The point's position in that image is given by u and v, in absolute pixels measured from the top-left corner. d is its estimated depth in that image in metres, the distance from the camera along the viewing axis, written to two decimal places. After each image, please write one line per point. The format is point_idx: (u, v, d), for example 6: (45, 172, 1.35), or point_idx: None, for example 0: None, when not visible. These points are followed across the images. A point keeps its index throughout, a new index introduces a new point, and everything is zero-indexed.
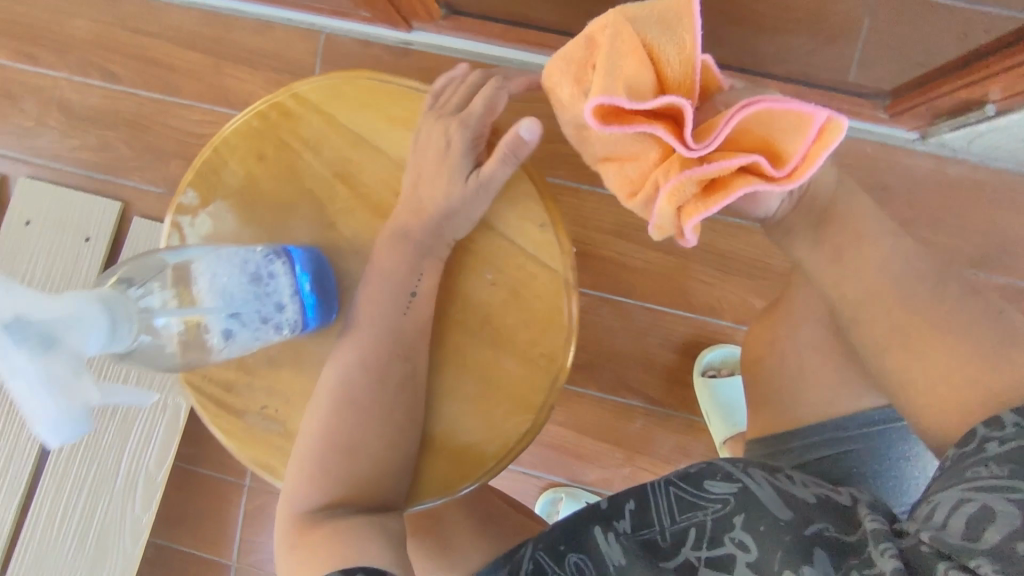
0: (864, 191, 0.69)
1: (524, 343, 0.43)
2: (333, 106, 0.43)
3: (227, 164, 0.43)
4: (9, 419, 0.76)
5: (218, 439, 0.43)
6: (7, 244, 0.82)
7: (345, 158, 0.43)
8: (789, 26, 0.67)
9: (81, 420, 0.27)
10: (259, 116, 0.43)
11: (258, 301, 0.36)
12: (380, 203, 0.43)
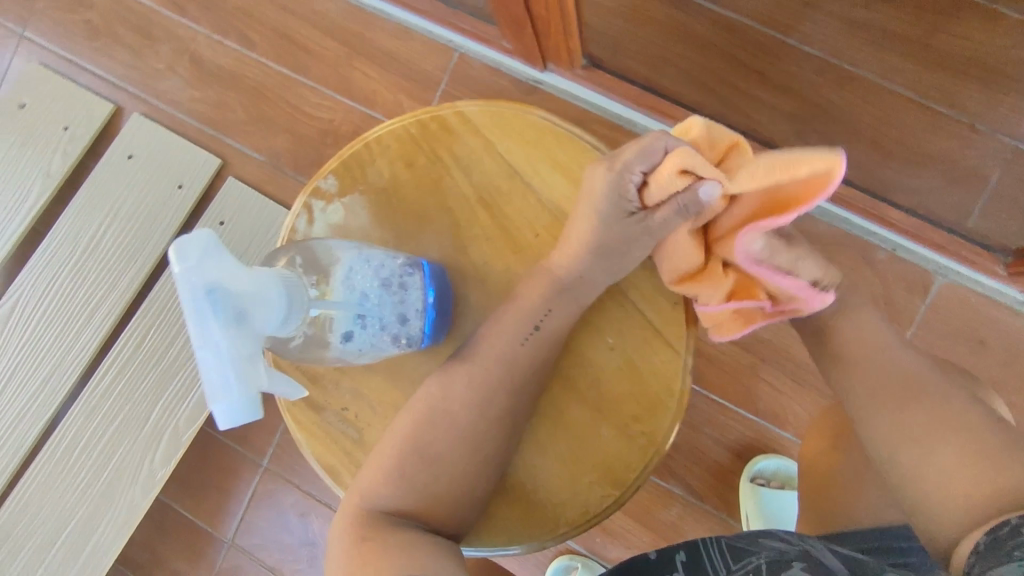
0: (959, 339, 0.67)
1: (622, 417, 0.43)
2: (492, 134, 0.43)
3: (374, 162, 0.44)
4: (61, 342, 0.79)
5: (289, 427, 0.44)
6: (106, 172, 0.84)
7: (490, 185, 0.43)
8: (919, 159, 0.66)
9: (250, 402, 0.31)
10: (418, 124, 0.44)
11: (386, 308, 0.38)
12: (516, 237, 0.43)
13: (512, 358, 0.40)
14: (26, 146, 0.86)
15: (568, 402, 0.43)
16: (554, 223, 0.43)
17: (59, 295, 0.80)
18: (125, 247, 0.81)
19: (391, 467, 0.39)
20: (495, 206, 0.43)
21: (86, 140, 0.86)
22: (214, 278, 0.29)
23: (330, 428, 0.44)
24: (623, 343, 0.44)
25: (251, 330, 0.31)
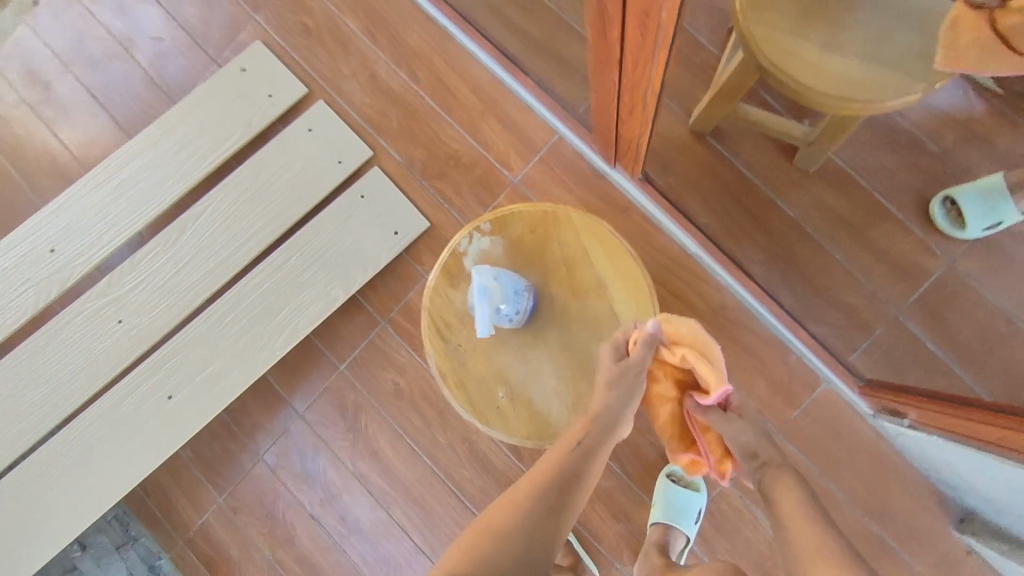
0: (823, 426, 1.03)
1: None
2: (582, 229, 0.76)
3: (513, 222, 0.76)
4: (232, 243, 1.13)
5: (427, 347, 0.77)
6: (292, 138, 1.16)
7: (572, 256, 0.76)
8: (832, 306, 1.03)
9: (485, 329, 0.73)
10: (542, 210, 0.76)
11: (523, 300, 0.73)
12: (578, 289, 0.76)
13: (558, 478, 0.66)
14: (240, 99, 1.18)
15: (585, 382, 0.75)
16: (601, 287, 0.76)
17: (239, 211, 1.14)
18: (292, 194, 1.15)
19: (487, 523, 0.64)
20: (571, 268, 0.76)
21: (280, 107, 1.18)
22: (485, 283, 0.72)
23: (448, 352, 0.76)
24: None
25: (490, 303, 0.72)
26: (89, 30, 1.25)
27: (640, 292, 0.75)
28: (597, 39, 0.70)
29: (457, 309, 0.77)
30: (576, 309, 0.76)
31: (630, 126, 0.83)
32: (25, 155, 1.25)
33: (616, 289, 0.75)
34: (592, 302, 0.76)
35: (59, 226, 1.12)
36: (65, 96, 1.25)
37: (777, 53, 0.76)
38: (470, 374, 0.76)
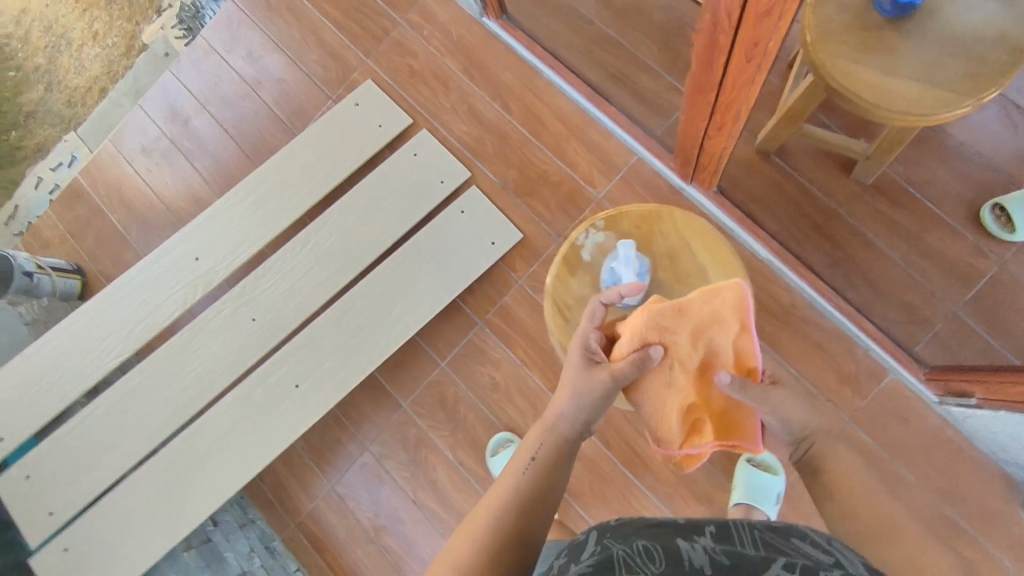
0: (891, 413, 1.13)
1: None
2: (682, 224, 0.89)
3: (622, 219, 0.90)
4: (348, 252, 1.28)
5: (549, 325, 0.89)
6: (400, 161, 1.32)
7: (673, 248, 0.89)
8: (894, 303, 1.14)
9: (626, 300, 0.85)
10: (645, 209, 0.90)
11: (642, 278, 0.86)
12: (680, 274, 0.89)
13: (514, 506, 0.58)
14: (355, 130, 1.35)
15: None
16: (701, 273, 0.88)
17: (357, 223, 1.29)
18: (403, 209, 1.30)
19: (463, 538, 0.55)
20: (673, 257, 0.89)
21: (390, 136, 1.35)
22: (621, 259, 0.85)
23: (568, 331, 0.89)
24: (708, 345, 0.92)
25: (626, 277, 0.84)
26: (224, 75, 1.46)
27: (734, 275, 0.88)
28: (695, 69, 0.83)
29: (576, 295, 0.90)
30: (679, 293, 0.88)
31: (715, 141, 0.96)
32: (168, 184, 1.45)
33: (713, 274, 0.88)
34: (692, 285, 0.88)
35: (207, 235, 1.29)
36: (202, 132, 1.46)
37: (848, 75, 0.89)
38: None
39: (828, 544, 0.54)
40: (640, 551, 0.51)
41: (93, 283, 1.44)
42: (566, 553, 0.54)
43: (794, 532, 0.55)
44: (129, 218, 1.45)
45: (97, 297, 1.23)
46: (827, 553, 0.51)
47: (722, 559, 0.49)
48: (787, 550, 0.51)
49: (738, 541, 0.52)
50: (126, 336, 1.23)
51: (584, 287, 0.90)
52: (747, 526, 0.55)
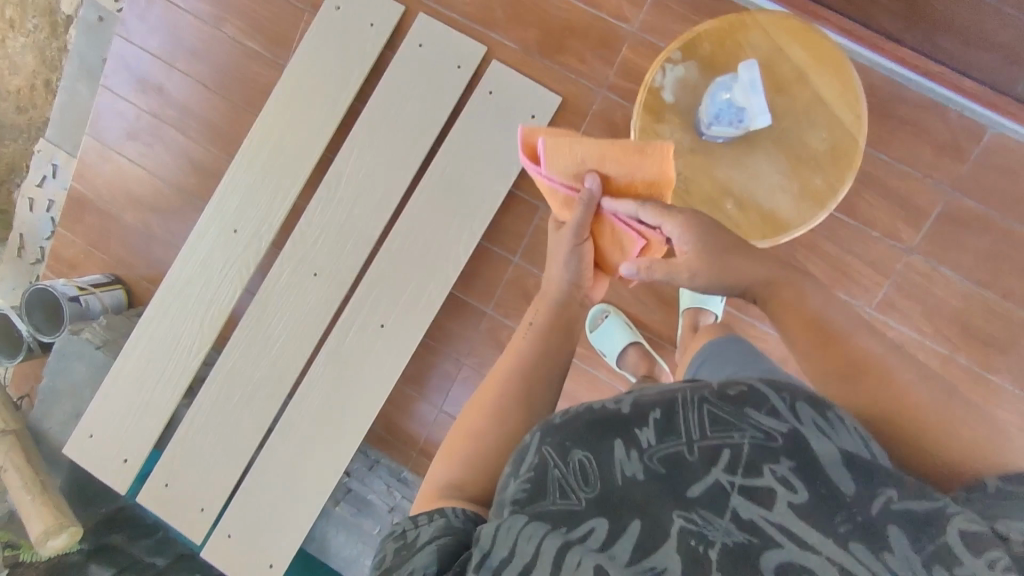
0: (997, 170, 1.05)
1: (834, 175, 0.78)
2: (769, 27, 0.78)
3: (700, 42, 0.80)
4: (386, 174, 1.19)
5: None
6: (407, 57, 1.18)
7: (766, 57, 0.79)
8: (986, 48, 1.02)
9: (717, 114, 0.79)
10: (724, 20, 0.79)
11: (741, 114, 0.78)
12: (778, 86, 0.79)
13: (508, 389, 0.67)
14: (347, 38, 1.21)
15: (807, 166, 0.78)
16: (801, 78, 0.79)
17: (384, 140, 1.19)
18: (427, 111, 1.18)
19: (472, 427, 0.63)
20: (767, 67, 0.79)
21: (387, 34, 1.20)
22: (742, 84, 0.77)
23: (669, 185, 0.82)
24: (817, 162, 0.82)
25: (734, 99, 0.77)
26: (180, 23, 1.29)
27: (840, 69, 0.78)
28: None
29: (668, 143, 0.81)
30: (783, 107, 0.79)
31: None
32: (169, 163, 1.35)
33: (815, 74, 0.78)
34: (795, 94, 0.79)
35: (236, 203, 1.20)
36: (181, 95, 1.32)
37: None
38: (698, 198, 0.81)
39: (787, 407, 0.46)
40: (574, 472, 0.46)
41: (138, 288, 1.39)
42: (511, 457, 0.49)
43: (751, 394, 0.47)
44: (147, 211, 1.37)
45: (156, 298, 1.17)
46: (785, 421, 0.45)
47: (659, 473, 0.45)
48: (736, 431, 0.45)
49: (683, 431, 0.46)
50: (198, 327, 1.17)
51: (673, 130, 0.81)
52: (696, 399, 0.47)
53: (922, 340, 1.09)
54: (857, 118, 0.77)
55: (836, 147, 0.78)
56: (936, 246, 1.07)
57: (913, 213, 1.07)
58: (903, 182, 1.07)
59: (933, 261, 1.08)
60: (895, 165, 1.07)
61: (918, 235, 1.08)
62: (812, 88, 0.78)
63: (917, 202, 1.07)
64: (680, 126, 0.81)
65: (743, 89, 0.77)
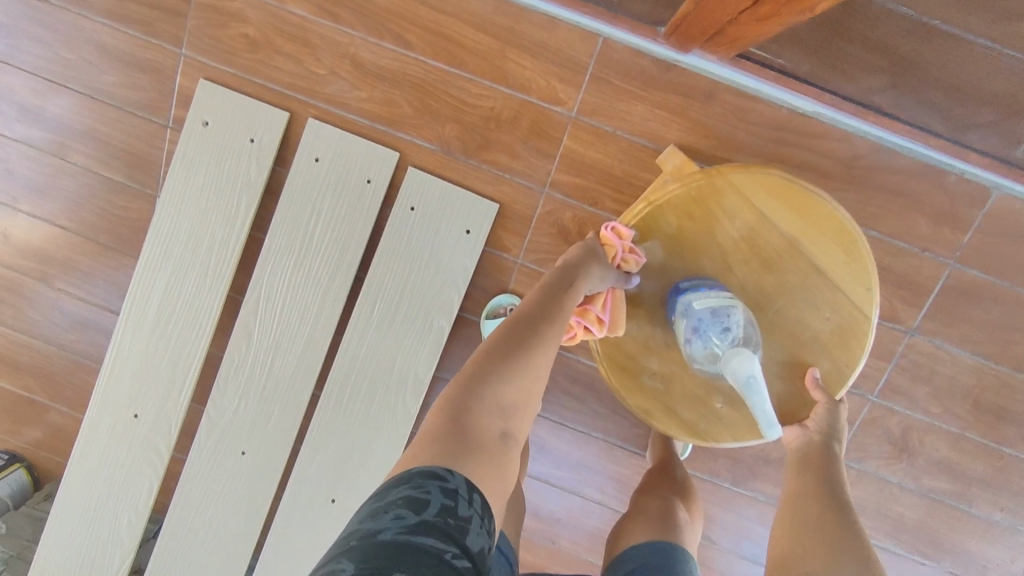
0: (1003, 237, 0.90)
1: (840, 356, 0.82)
2: (744, 190, 0.80)
3: (667, 216, 0.82)
4: (303, 321, 0.98)
5: (614, 380, 0.87)
6: (302, 177, 0.97)
7: (748, 225, 0.81)
8: (983, 100, 0.86)
9: (694, 323, 0.80)
10: (693, 187, 0.81)
11: (699, 344, 0.81)
12: (760, 257, 0.82)
13: (521, 335, 0.67)
14: (221, 160, 0.97)
15: (806, 352, 0.83)
16: (784, 243, 0.81)
17: (293, 282, 0.98)
18: (339, 240, 0.97)
19: (490, 357, 0.65)
20: (751, 236, 0.81)
21: (273, 151, 0.97)
22: (740, 365, 0.76)
23: (642, 379, 0.87)
24: (830, 333, 0.82)
25: (728, 352, 0.78)
26: (11, 156, 1.05)
27: (840, 231, 0.79)
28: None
29: (637, 341, 0.87)
30: (772, 281, 0.82)
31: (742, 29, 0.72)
32: (38, 319, 1.10)
33: (808, 240, 0.80)
34: (786, 268, 0.82)
35: (130, 381, 1.00)
36: (35, 241, 1.07)
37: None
38: (679, 396, 0.86)
39: None
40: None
41: (39, 462, 1.17)
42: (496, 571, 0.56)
43: None
44: (28, 377, 1.13)
45: (58, 504, 1.01)
46: None
47: None
48: None
49: None
50: (117, 530, 1.01)
51: (644, 325, 0.86)
52: None
53: (930, 420, 0.96)
54: (865, 288, 0.80)
55: (841, 324, 0.82)
56: (941, 322, 0.93)
57: (911, 290, 0.92)
58: (898, 260, 0.92)
59: (937, 339, 0.94)
60: (888, 240, 0.91)
61: (918, 316, 0.93)
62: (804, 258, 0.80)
63: (914, 279, 0.92)
64: (648, 320, 0.86)
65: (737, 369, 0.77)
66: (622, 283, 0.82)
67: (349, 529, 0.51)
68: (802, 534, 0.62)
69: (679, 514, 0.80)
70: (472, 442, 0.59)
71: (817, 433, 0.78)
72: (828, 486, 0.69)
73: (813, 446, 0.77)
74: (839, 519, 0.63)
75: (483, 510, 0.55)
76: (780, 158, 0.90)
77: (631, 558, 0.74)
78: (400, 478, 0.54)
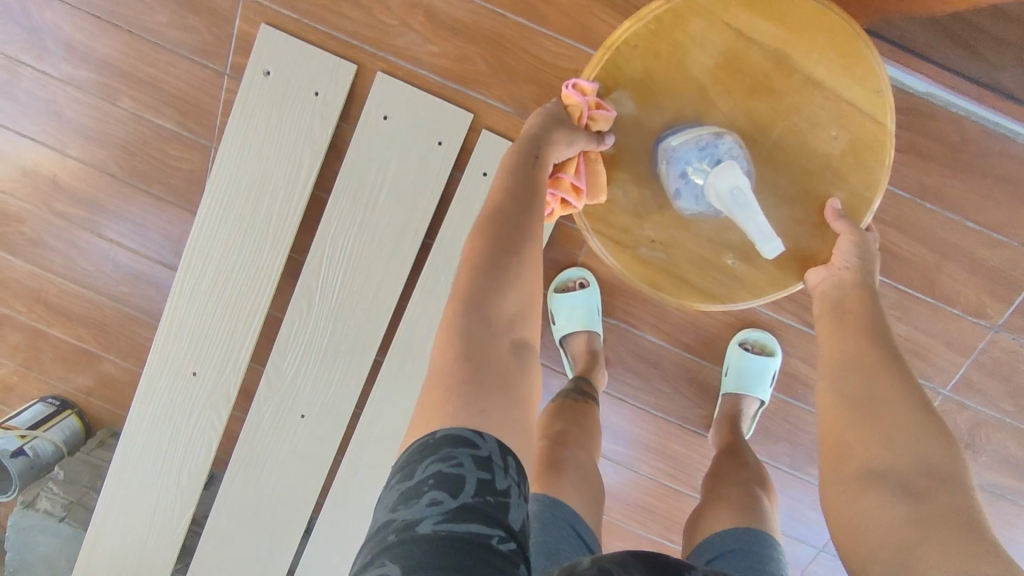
0: None
1: (854, 180, 0.72)
2: (711, 10, 0.69)
3: (630, 58, 0.71)
4: (365, 285, 0.96)
5: (614, 262, 0.75)
6: (368, 135, 0.91)
7: (723, 48, 0.70)
8: None
9: (678, 168, 0.71)
10: (652, 19, 0.70)
11: (687, 189, 0.72)
12: (749, 85, 0.71)
13: (502, 232, 0.61)
14: (284, 113, 0.92)
15: (818, 183, 0.72)
16: (774, 61, 0.70)
17: (356, 245, 0.94)
18: (405, 204, 0.93)
19: (469, 260, 0.60)
20: (728, 58, 0.70)
21: (338, 107, 0.91)
22: (729, 185, 0.68)
23: (642, 251, 0.75)
24: (841, 154, 0.72)
25: (712, 185, 0.69)
26: (59, 97, 0.98)
27: (836, 33, 0.68)
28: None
29: (629, 209, 0.75)
30: (762, 110, 0.71)
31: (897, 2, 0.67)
32: (90, 270, 1.08)
33: (795, 50, 0.69)
34: (779, 88, 0.71)
35: (189, 339, 0.99)
36: (85, 189, 1.03)
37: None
38: (685, 262, 0.75)
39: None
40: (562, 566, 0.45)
41: (92, 409, 1.17)
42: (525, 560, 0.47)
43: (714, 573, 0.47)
44: (80, 326, 1.11)
45: (119, 456, 1.01)
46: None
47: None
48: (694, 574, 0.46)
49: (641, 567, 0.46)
50: (177, 483, 1.02)
51: (629, 187, 0.75)
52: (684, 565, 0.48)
53: (1002, 417, 0.94)
54: (875, 92, 0.69)
55: (854, 143, 0.71)
56: None
57: (1003, 285, 0.88)
58: (993, 253, 0.87)
59: (1022, 337, 0.90)
60: (985, 233, 0.86)
61: (1006, 312, 0.89)
62: (799, 73, 0.69)
63: (1008, 274, 0.88)
64: (634, 180, 0.75)
65: (727, 196, 0.68)
66: (593, 144, 0.72)
67: (384, 518, 0.47)
68: (859, 414, 0.56)
69: (763, 502, 0.78)
70: (491, 370, 0.55)
71: (848, 270, 0.69)
72: (880, 343, 0.61)
73: (847, 287, 0.68)
74: (902, 388, 0.56)
75: (519, 475, 0.50)
76: None
77: (717, 546, 0.72)
78: (429, 447, 0.49)
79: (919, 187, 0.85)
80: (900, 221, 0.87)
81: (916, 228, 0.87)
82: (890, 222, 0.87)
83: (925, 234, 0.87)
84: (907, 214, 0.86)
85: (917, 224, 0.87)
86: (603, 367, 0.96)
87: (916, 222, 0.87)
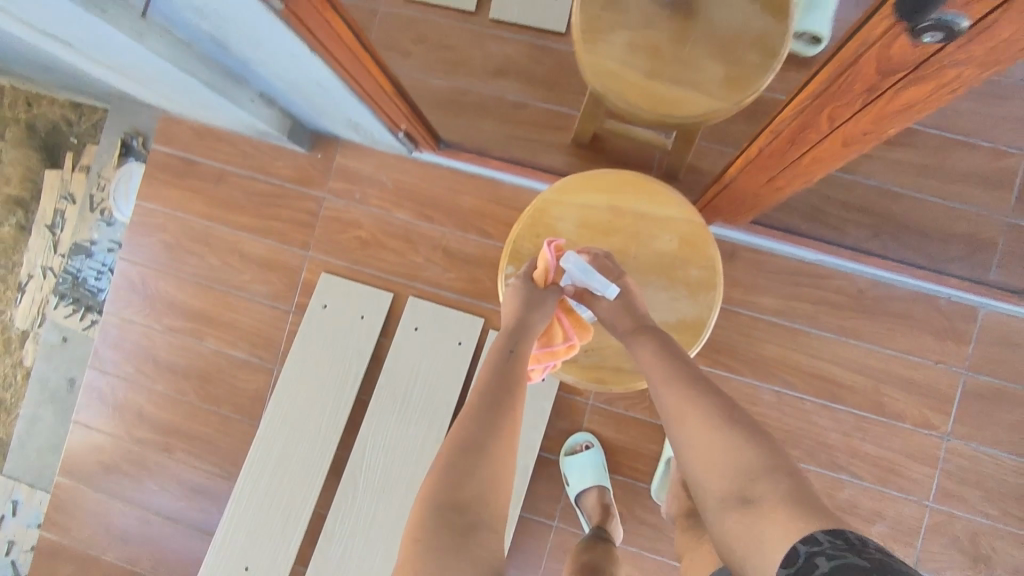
0: (1005, 346, 1.05)
1: (699, 261, 0.86)
2: (560, 198, 0.88)
3: (523, 244, 0.88)
4: (401, 471, 1.11)
5: (569, 376, 0.86)
6: (403, 344, 1.16)
7: (579, 216, 0.88)
8: (953, 240, 1.06)
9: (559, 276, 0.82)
10: (525, 218, 0.88)
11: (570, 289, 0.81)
12: (604, 232, 0.88)
13: (497, 401, 0.71)
14: (337, 335, 1.18)
15: (675, 273, 0.86)
16: (613, 212, 0.88)
17: (392, 436, 1.12)
18: (436, 394, 1.14)
19: (472, 406, 0.70)
20: (586, 220, 0.88)
21: (379, 323, 1.18)
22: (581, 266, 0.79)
23: (583, 362, 0.86)
24: (683, 251, 0.86)
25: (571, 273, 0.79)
26: (154, 344, 1.25)
27: (641, 183, 0.88)
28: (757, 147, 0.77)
29: None
30: (619, 245, 0.87)
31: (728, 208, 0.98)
32: (154, 490, 1.21)
33: (623, 200, 0.88)
34: (624, 227, 0.88)
35: (243, 540, 1.11)
36: (162, 416, 1.23)
37: (629, 86, 0.83)
38: (614, 359, 0.86)
39: None
40: None
41: None
42: None
43: None
44: (136, 549, 1.20)
45: None
46: None
47: None
48: None
49: None
50: None
51: None
52: None
53: (988, 522, 1.03)
54: (681, 205, 0.87)
55: (687, 238, 0.86)
56: (971, 426, 1.04)
57: (937, 398, 1.05)
58: (918, 373, 1.06)
59: (973, 442, 1.04)
60: (905, 356, 1.07)
61: (950, 421, 1.05)
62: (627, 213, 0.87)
63: (938, 389, 1.06)
64: None
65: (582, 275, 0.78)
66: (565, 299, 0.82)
67: None
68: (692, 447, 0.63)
69: None
70: (461, 526, 0.60)
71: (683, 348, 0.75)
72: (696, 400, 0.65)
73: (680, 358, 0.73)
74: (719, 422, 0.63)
75: None
76: (800, 295, 1.09)
77: None
78: None
79: (840, 328, 1.08)
80: (833, 357, 1.08)
81: (848, 361, 1.08)
82: (827, 359, 1.08)
83: (858, 365, 1.07)
84: (837, 351, 1.08)
85: (847, 358, 1.08)
86: (616, 521, 1.04)
87: (846, 356, 1.08)
